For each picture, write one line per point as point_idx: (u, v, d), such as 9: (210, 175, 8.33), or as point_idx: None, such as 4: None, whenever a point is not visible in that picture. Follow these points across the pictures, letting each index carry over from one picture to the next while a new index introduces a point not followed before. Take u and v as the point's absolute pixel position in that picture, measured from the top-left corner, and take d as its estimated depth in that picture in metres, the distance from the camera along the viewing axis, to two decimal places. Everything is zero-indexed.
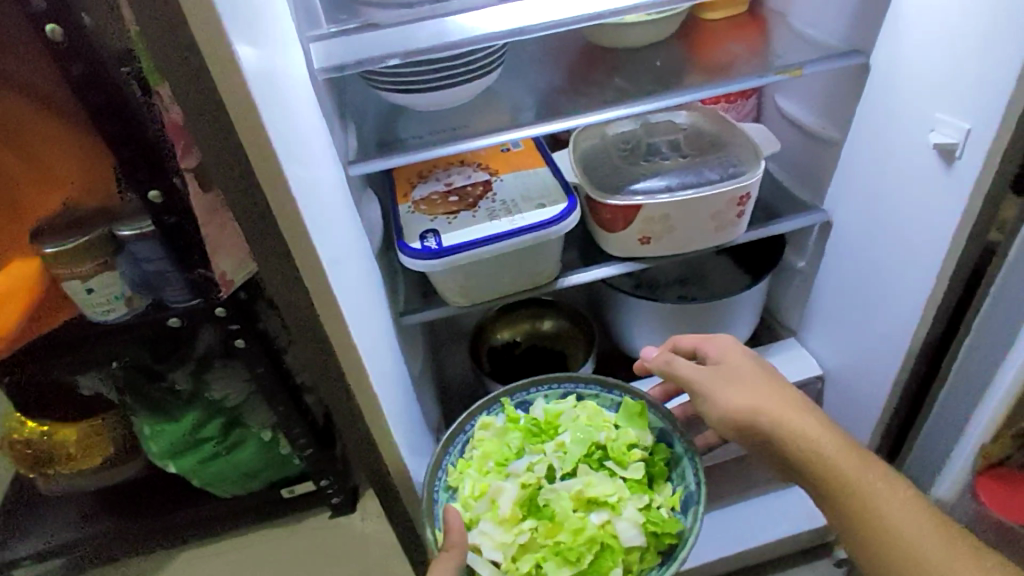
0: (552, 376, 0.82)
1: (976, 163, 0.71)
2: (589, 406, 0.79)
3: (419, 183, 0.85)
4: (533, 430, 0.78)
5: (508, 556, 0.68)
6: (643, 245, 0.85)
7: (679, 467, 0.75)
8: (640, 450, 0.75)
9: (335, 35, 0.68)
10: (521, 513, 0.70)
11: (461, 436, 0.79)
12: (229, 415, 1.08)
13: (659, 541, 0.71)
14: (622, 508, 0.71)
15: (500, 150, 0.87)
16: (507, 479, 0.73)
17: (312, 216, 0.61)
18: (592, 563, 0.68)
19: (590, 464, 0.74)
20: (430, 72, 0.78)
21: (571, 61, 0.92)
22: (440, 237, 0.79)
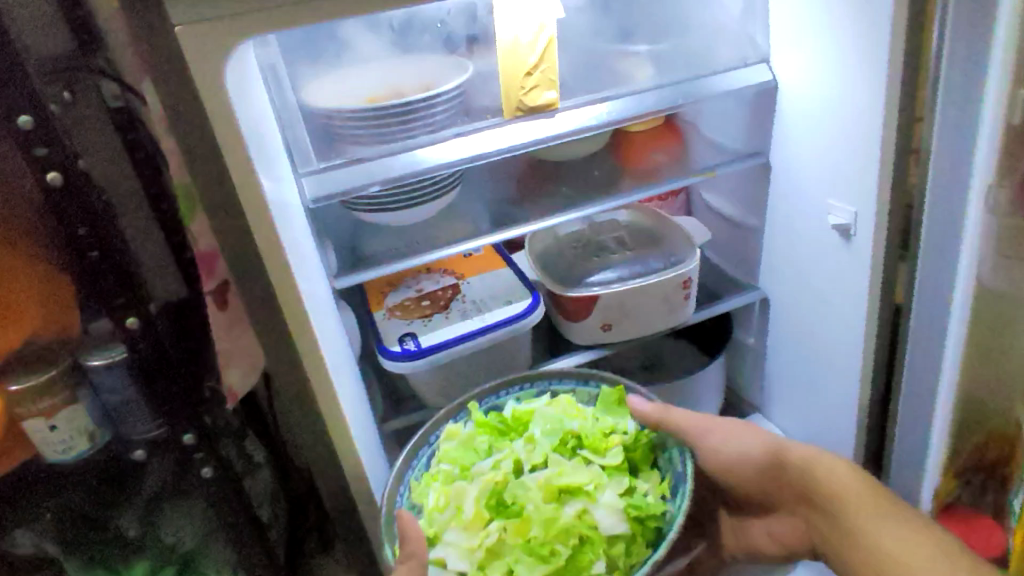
0: (523, 377, 0.82)
1: (868, 238, 0.84)
2: (562, 400, 0.77)
3: (390, 291, 0.89)
4: (499, 427, 0.76)
5: (477, 560, 0.66)
6: (605, 331, 0.92)
7: (665, 454, 0.75)
8: (617, 436, 0.74)
9: (323, 170, 0.76)
10: (488, 514, 0.67)
11: (427, 447, 0.78)
12: (180, 562, 1.00)
13: (644, 528, 0.69)
14: (600, 495, 0.69)
15: (462, 257, 0.93)
16: (473, 480, 0.71)
17: None
18: (571, 557, 0.66)
19: (563, 453, 0.72)
20: (399, 194, 0.85)
21: (518, 176, 1.01)
22: (418, 338, 0.83)
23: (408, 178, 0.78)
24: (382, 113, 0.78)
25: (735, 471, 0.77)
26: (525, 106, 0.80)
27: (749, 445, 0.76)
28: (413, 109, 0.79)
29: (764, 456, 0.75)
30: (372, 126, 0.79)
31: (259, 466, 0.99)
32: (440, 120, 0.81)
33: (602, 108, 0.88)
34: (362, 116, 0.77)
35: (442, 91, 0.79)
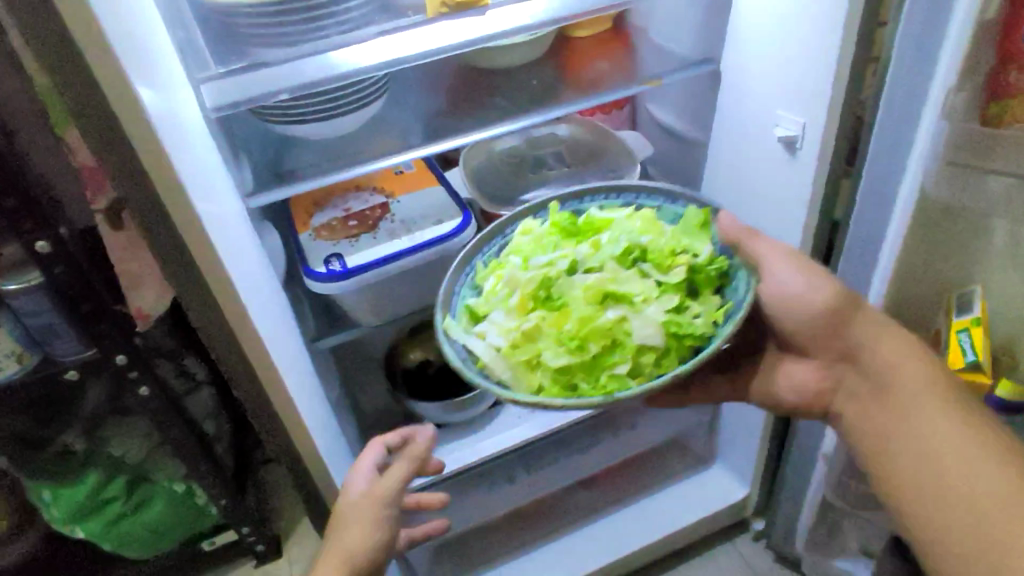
0: (613, 186, 0.77)
1: (813, 151, 0.79)
2: (643, 215, 0.72)
3: (317, 211, 0.87)
4: (570, 228, 0.72)
5: (511, 340, 0.65)
6: None
7: (732, 283, 0.68)
8: (687, 256, 0.68)
9: (223, 76, 0.67)
10: (531, 302, 0.67)
11: (500, 239, 0.76)
12: (131, 474, 1.04)
13: (682, 344, 0.64)
14: (645, 307, 0.65)
15: (393, 174, 0.91)
16: (527, 271, 0.69)
17: (221, 241, 0.61)
18: (599, 356, 0.64)
19: (622, 263, 0.69)
20: (324, 103, 0.81)
21: (453, 86, 0.96)
22: (344, 260, 0.80)
23: (321, 85, 0.68)
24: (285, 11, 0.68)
25: (797, 316, 0.71)
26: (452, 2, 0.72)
27: (819, 295, 0.69)
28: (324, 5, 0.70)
29: (834, 305, 0.69)
30: (280, 23, 0.70)
31: (199, 385, 1.04)
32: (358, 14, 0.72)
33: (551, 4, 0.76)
34: None
35: None
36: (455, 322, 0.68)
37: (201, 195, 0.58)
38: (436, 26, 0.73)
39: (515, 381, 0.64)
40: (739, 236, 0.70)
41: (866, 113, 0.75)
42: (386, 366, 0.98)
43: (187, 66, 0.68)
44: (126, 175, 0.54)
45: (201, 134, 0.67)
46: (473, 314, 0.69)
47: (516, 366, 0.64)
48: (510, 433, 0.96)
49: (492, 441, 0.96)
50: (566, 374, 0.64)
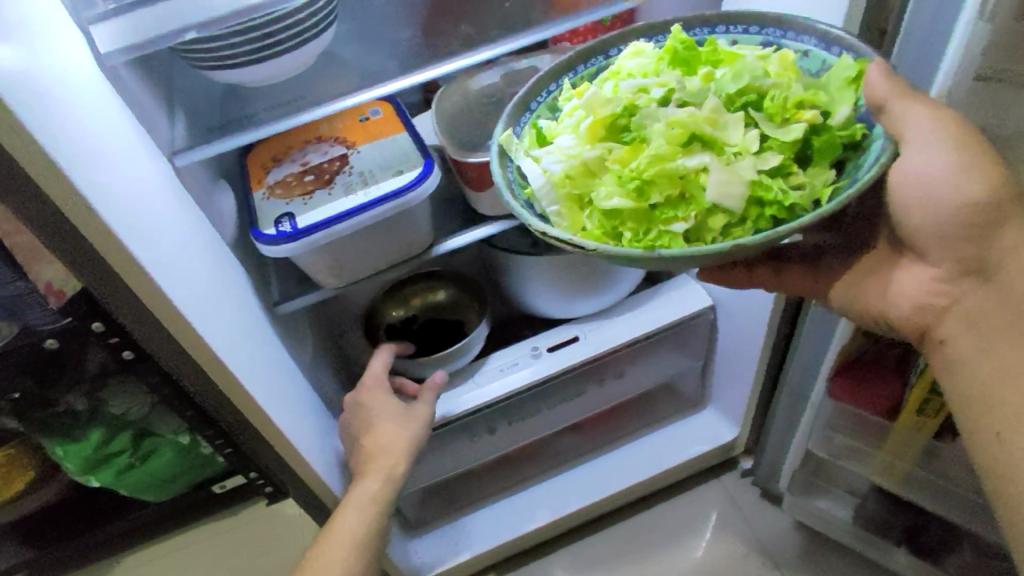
0: (754, 19, 0.63)
1: None
2: (779, 55, 0.60)
3: (274, 167, 0.82)
4: (682, 53, 0.61)
5: (566, 171, 0.58)
6: None
7: (864, 153, 0.56)
8: (812, 111, 0.56)
9: (117, 13, 0.60)
10: (602, 132, 0.59)
11: (600, 59, 0.67)
12: (136, 428, 1.08)
13: (761, 214, 0.54)
14: (739, 160, 0.55)
15: (358, 121, 0.84)
16: (615, 97, 0.60)
17: (114, 218, 0.59)
18: (658, 206, 0.56)
19: (731, 104, 0.58)
20: (254, 44, 0.73)
21: (419, 15, 0.85)
22: (295, 220, 0.77)
23: (234, 21, 0.63)
24: None
25: (928, 203, 0.58)
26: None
27: (968, 186, 0.56)
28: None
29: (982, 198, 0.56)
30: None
31: None
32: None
33: None
34: None
35: None
36: (519, 140, 0.63)
37: (83, 169, 0.57)
38: None
39: (559, 213, 0.59)
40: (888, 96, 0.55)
41: (893, 26, 0.63)
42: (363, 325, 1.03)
43: (70, 10, 0.61)
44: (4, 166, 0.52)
45: (104, 96, 0.64)
46: (542, 137, 0.62)
47: (567, 199, 0.59)
48: (492, 386, 0.95)
49: (472, 394, 0.95)
50: (614, 219, 0.56)
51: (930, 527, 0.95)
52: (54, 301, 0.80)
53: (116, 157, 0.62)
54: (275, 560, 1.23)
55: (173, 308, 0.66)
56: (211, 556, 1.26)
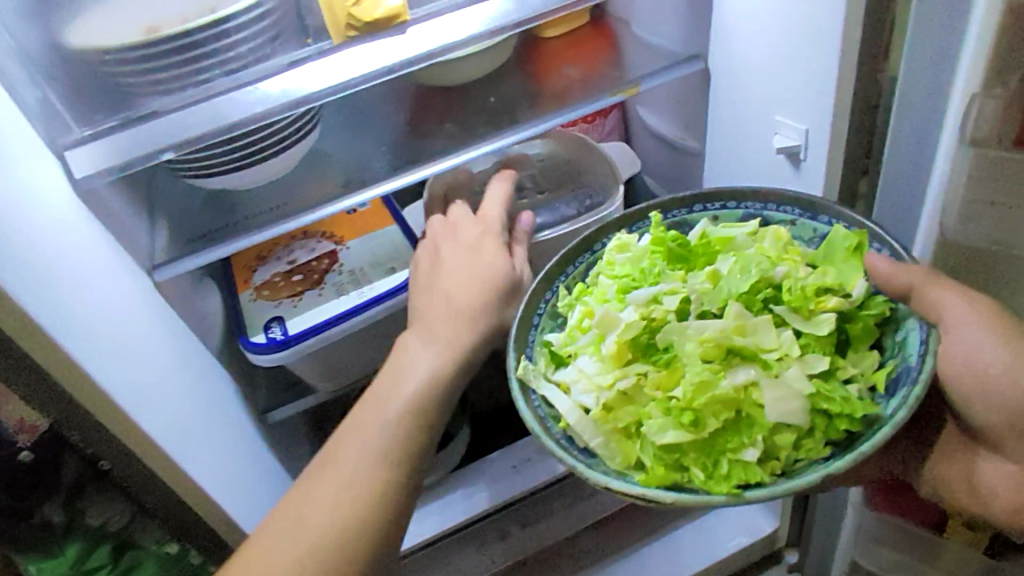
0: (733, 192, 0.64)
1: (823, 163, 0.66)
2: (773, 232, 0.60)
3: (259, 267, 0.79)
4: (677, 251, 0.62)
5: (602, 403, 0.56)
6: None
7: (896, 333, 0.56)
8: (836, 298, 0.56)
9: (95, 138, 0.63)
10: (628, 356, 0.57)
11: (587, 254, 0.67)
12: (118, 540, 0.95)
13: (827, 423, 0.53)
14: (783, 368, 0.54)
15: (346, 214, 0.81)
16: (626, 310, 0.59)
17: (74, 342, 0.55)
18: (718, 433, 0.53)
19: (752, 305, 0.57)
20: (236, 151, 0.74)
21: (405, 111, 0.84)
22: (285, 325, 0.73)
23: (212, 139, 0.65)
24: (161, 52, 0.63)
25: (992, 404, 0.56)
26: (357, 20, 0.66)
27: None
28: (202, 44, 0.64)
29: None
30: (154, 72, 0.64)
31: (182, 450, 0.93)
32: (249, 50, 0.66)
33: (471, 17, 0.69)
34: (137, 58, 0.62)
35: (235, 16, 0.64)
36: (533, 365, 0.61)
37: (47, 302, 0.54)
38: (338, 56, 0.67)
39: (609, 452, 0.55)
40: (913, 284, 0.54)
41: (884, 100, 0.61)
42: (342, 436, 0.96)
43: (47, 133, 0.62)
44: None
45: (78, 223, 0.62)
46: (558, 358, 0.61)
47: (612, 433, 0.56)
48: (501, 487, 0.90)
49: (480, 498, 0.89)
50: (674, 455, 0.52)
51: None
52: (26, 437, 0.78)
53: (91, 272, 0.60)
54: None
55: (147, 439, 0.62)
56: None
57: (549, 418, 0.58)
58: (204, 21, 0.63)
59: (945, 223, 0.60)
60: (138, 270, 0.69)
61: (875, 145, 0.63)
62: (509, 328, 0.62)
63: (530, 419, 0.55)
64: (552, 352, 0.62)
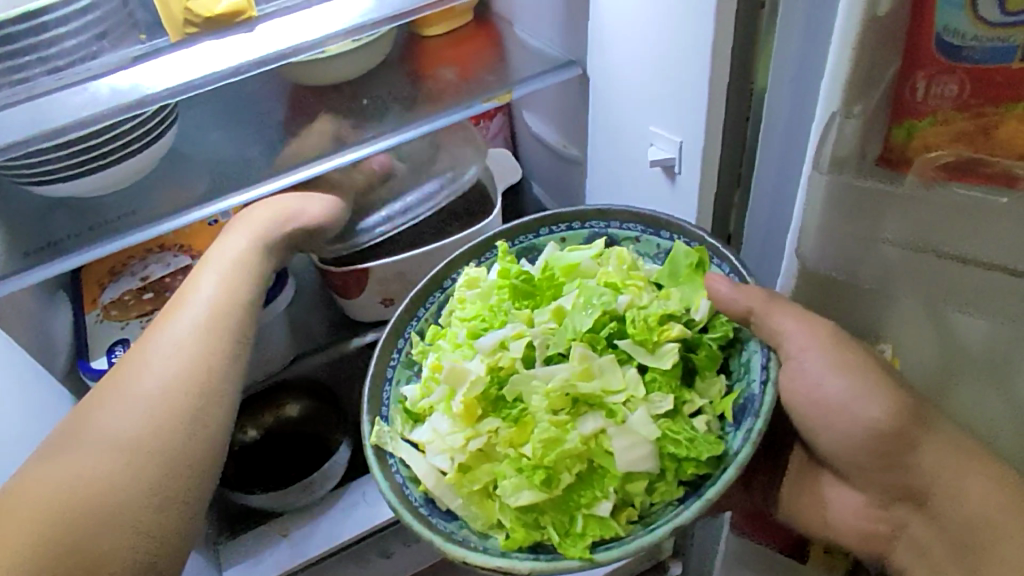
0: (576, 214, 0.65)
1: (695, 179, 0.62)
2: (616, 255, 0.61)
3: (110, 282, 0.73)
4: (522, 289, 0.62)
5: (458, 466, 0.55)
6: (387, 306, 0.77)
7: (741, 354, 0.58)
8: (677, 326, 0.57)
9: None
10: (480, 411, 0.57)
11: (438, 293, 0.66)
12: None
13: (678, 467, 0.53)
14: (629, 412, 0.55)
15: (204, 225, 0.77)
16: (474, 357, 0.59)
17: None
18: (573, 487, 0.53)
19: (595, 345, 0.58)
20: (76, 154, 0.63)
21: (272, 111, 0.78)
22: (130, 346, 0.68)
23: (36, 143, 0.55)
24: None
25: (842, 428, 0.56)
26: (194, 14, 0.56)
27: (872, 408, 0.53)
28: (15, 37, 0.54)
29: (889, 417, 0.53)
30: None
31: None
32: (76, 45, 0.57)
33: (340, 7, 0.61)
34: None
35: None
36: (388, 426, 0.59)
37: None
38: (184, 52, 0.58)
39: (473, 514, 0.55)
40: (754, 306, 0.54)
41: (755, 112, 0.58)
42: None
43: None
44: None
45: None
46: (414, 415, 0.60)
47: (471, 495, 0.55)
48: (383, 503, 0.85)
49: (357, 517, 0.84)
50: (532, 514, 0.53)
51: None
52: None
53: None
54: None
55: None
56: None
57: (408, 481, 0.57)
58: (14, 14, 0.53)
59: (801, 254, 0.53)
60: None
61: (747, 161, 0.62)
62: (362, 389, 0.61)
63: (381, 482, 0.54)
64: (406, 409, 0.61)
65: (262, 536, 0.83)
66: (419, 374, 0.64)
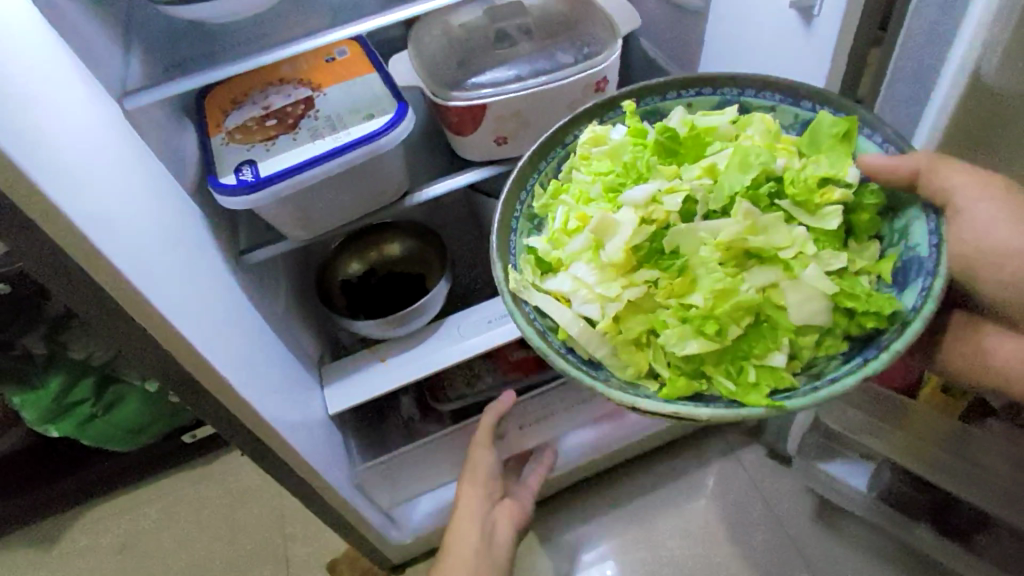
0: (708, 78, 0.64)
1: (834, 18, 0.61)
2: (760, 119, 0.61)
3: (233, 110, 0.75)
4: (666, 145, 0.61)
5: (609, 316, 0.57)
6: (500, 146, 0.79)
7: (896, 222, 0.59)
8: (842, 189, 0.57)
9: None
10: (632, 262, 0.58)
11: (560, 149, 0.66)
12: (100, 372, 1.03)
13: (849, 320, 0.56)
14: (800, 269, 0.56)
15: (324, 63, 0.76)
16: (623, 211, 0.59)
17: (61, 192, 0.50)
18: (739, 339, 0.56)
19: (756, 200, 0.58)
20: None
21: None
22: (256, 167, 0.70)
23: None
24: None
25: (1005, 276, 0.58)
26: None
27: None
28: None
29: None
30: None
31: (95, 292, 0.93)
32: None
33: None
34: None
35: None
36: (521, 275, 0.61)
37: (38, 167, 0.48)
38: None
39: (620, 363, 0.57)
40: (920, 165, 0.56)
41: None
42: (318, 282, 0.92)
43: None
44: None
45: (47, 60, 0.55)
46: (548, 263, 0.62)
47: (620, 345, 0.58)
48: (472, 341, 0.88)
49: (445, 352, 0.88)
50: (694, 364, 0.55)
51: (957, 507, 0.92)
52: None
53: (71, 113, 0.55)
54: (256, 519, 1.19)
55: (148, 308, 0.58)
56: (185, 512, 1.21)
57: (549, 329, 0.59)
58: None
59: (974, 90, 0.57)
60: (104, 95, 0.62)
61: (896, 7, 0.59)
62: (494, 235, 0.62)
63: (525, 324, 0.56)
64: (538, 258, 0.62)
65: (360, 362, 0.90)
66: (540, 229, 0.65)
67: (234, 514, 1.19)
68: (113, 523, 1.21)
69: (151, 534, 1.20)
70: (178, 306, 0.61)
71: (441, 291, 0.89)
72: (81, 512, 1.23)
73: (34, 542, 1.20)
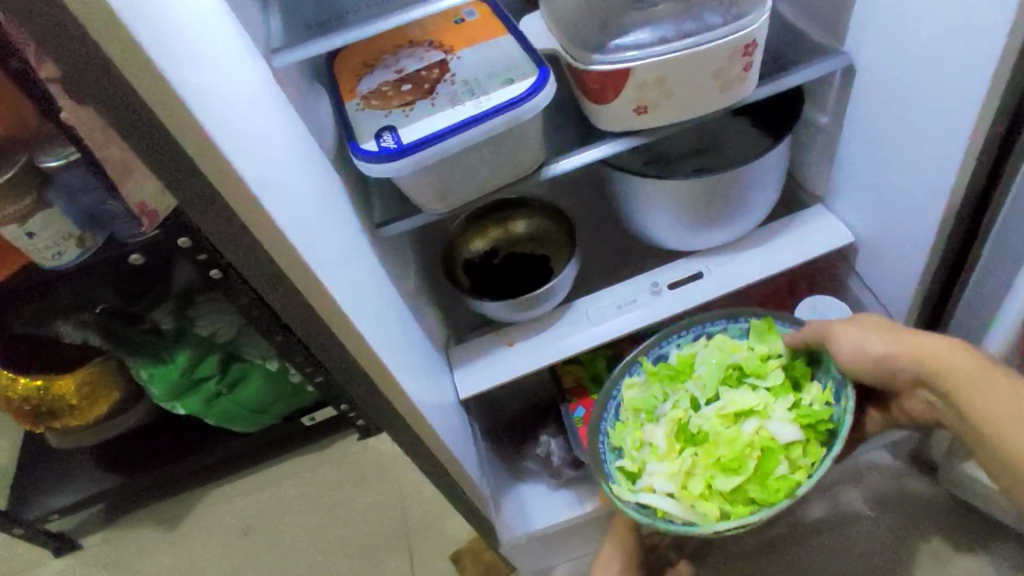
0: (682, 285, 0.84)
1: None
2: (716, 340, 0.83)
3: (366, 75, 0.74)
4: (673, 373, 0.82)
5: (682, 486, 0.75)
6: (639, 115, 0.74)
7: (823, 366, 0.78)
8: (776, 360, 0.80)
9: None
10: (680, 444, 0.78)
11: (613, 399, 0.84)
12: (224, 351, 1.05)
13: (816, 433, 0.75)
14: (771, 411, 0.78)
15: (453, 24, 0.75)
16: (661, 424, 0.80)
17: (228, 146, 0.49)
18: (759, 464, 0.74)
19: (730, 383, 0.81)
20: None
21: None
22: (397, 133, 0.68)
23: None
24: None
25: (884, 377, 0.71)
26: None
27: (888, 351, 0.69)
28: None
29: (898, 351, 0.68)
30: None
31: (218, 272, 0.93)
32: None
33: None
34: None
35: None
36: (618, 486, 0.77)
37: (208, 115, 0.47)
38: None
39: (701, 513, 0.72)
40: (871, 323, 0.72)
41: None
42: (444, 262, 0.90)
43: None
44: (106, 83, 0.43)
45: (213, 14, 0.54)
46: (629, 474, 0.78)
47: (696, 500, 0.74)
48: (604, 326, 0.84)
49: (578, 336, 0.84)
50: (739, 494, 0.73)
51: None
52: (145, 224, 0.80)
53: (233, 66, 0.54)
54: (372, 504, 1.18)
55: (306, 269, 0.57)
56: (303, 495, 1.22)
57: (644, 511, 0.75)
58: None
59: None
60: (256, 53, 0.61)
61: None
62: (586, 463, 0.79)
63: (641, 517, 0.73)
64: (626, 472, 0.78)
65: (487, 345, 0.87)
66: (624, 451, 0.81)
67: (350, 498, 1.19)
68: (234, 504, 1.23)
69: (270, 515, 1.21)
70: (329, 272, 0.60)
71: (571, 273, 0.85)
72: (204, 492, 1.26)
73: (161, 521, 1.24)
